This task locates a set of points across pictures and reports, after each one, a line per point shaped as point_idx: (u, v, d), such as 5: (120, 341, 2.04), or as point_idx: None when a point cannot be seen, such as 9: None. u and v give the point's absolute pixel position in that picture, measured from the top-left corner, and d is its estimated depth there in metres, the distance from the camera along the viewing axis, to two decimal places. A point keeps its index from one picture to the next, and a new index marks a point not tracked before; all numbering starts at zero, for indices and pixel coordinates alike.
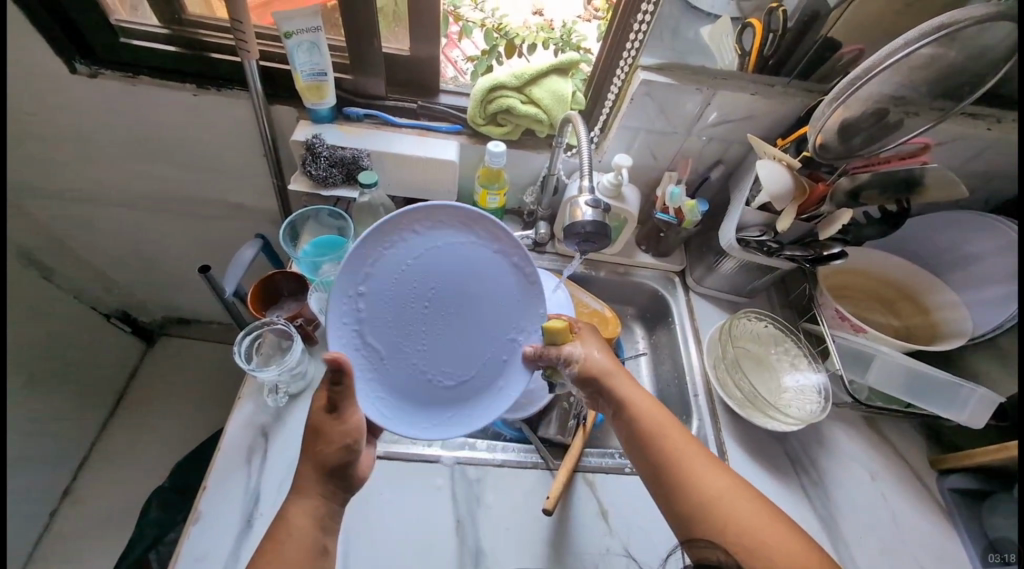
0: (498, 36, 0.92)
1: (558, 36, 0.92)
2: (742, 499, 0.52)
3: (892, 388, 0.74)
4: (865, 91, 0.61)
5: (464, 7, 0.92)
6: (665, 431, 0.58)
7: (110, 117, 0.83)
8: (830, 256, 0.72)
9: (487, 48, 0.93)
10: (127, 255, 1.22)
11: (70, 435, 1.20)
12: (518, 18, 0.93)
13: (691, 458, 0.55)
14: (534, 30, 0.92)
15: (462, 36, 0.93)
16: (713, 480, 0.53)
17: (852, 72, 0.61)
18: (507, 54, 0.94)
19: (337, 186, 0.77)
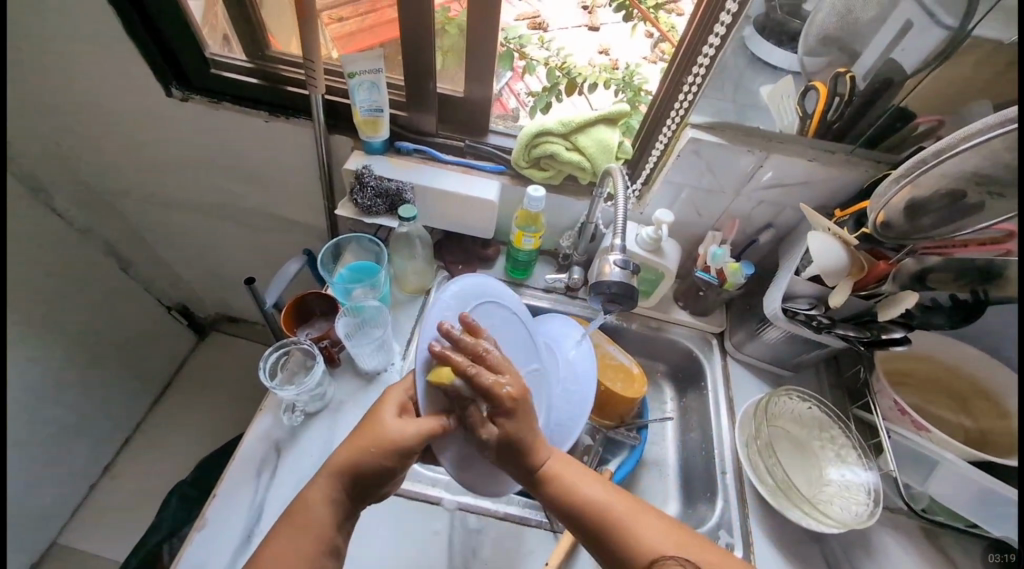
0: (560, 75, 0.94)
1: (620, 77, 0.94)
2: (672, 537, 0.51)
3: (953, 501, 0.65)
4: (937, 170, 0.56)
5: (530, 46, 0.96)
6: (569, 471, 0.54)
7: (194, 135, 0.92)
8: (891, 341, 0.65)
9: (548, 85, 0.96)
10: (193, 255, 1.32)
11: (118, 415, 1.29)
12: (583, 57, 0.97)
13: (598, 492, 0.54)
14: (597, 70, 0.94)
15: (526, 71, 0.96)
16: (642, 525, 0.51)
17: (924, 150, 0.57)
18: (568, 91, 0.95)
19: (379, 215, 0.81)
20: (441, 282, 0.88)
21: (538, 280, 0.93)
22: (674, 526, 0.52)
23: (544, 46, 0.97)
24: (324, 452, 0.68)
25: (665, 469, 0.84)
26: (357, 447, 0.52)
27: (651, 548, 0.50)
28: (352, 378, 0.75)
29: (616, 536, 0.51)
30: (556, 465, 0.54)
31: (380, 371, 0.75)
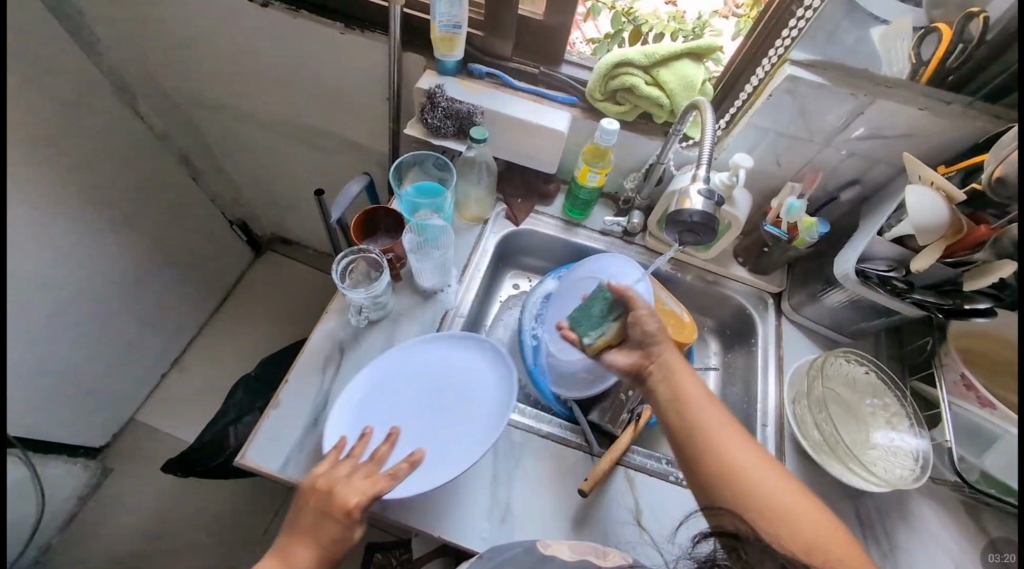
0: (625, 20, 0.88)
1: (690, 28, 0.86)
2: (757, 460, 0.54)
3: (1008, 477, 0.62)
4: None
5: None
6: (689, 378, 0.62)
7: (268, 45, 0.93)
8: (973, 311, 0.62)
9: (611, 32, 0.90)
10: (256, 173, 1.37)
11: (186, 316, 1.41)
12: (650, 4, 0.89)
13: (718, 419, 0.58)
14: (665, 18, 0.87)
15: (589, 15, 0.93)
16: (729, 435, 0.56)
17: None
18: (631, 41, 0.89)
19: (447, 137, 0.81)
20: (499, 214, 0.90)
21: (596, 221, 0.92)
22: (762, 453, 0.55)
23: None
24: (384, 355, 0.73)
25: None
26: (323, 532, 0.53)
27: (733, 458, 0.54)
28: (412, 294, 0.79)
29: (703, 434, 0.56)
30: (670, 357, 0.63)
31: (438, 290, 0.79)
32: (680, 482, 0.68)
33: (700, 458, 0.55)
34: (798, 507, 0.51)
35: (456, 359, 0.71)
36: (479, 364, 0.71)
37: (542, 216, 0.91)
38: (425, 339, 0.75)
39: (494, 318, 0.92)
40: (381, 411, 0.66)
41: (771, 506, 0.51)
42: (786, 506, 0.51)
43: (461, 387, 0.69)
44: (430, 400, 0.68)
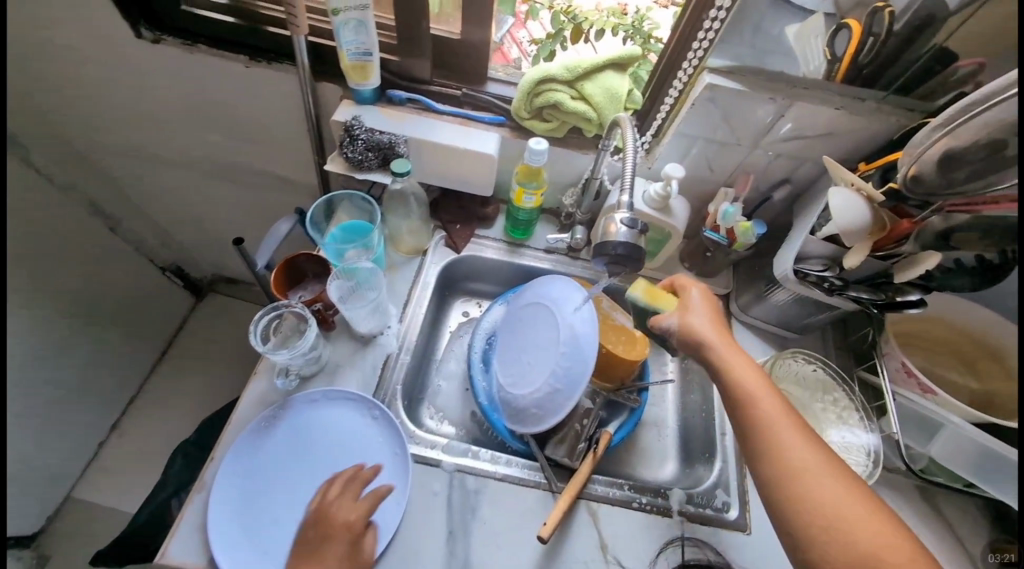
0: (565, 19, 0.85)
1: (629, 22, 0.84)
2: (822, 461, 0.49)
3: (955, 464, 0.64)
4: (978, 122, 0.51)
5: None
6: (748, 374, 0.57)
7: (168, 84, 0.86)
8: (905, 303, 0.62)
9: (553, 32, 0.87)
10: (183, 214, 1.28)
11: (120, 375, 1.30)
12: (589, 0, 0.87)
13: (782, 419, 0.52)
14: (604, 14, 0.84)
15: (529, 16, 0.90)
16: (790, 433, 0.51)
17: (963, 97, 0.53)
18: (574, 38, 0.86)
19: (372, 170, 0.76)
20: (438, 243, 0.86)
21: (539, 240, 0.90)
22: (830, 457, 0.49)
23: None
24: (321, 414, 0.67)
25: (664, 429, 0.84)
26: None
27: (794, 459, 0.49)
28: (349, 341, 0.74)
29: (759, 433, 0.52)
30: (727, 354, 0.59)
31: (376, 334, 0.75)
32: (645, 508, 0.67)
33: (757, 460, 0.51)
34: (862, 516, 0.45)
35: (349, 422, 0.67)
36: (369, 425, 0.67)
37: (484, 240, 0.88)
38: (367, 388, 0.71)
39: (445, 350, 0.89)
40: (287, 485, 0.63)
41: (826, 506, 0.46)
42: (849, 513, 0.45)
43: (348, 453, 0.66)
44: (335, 469, 0.65)
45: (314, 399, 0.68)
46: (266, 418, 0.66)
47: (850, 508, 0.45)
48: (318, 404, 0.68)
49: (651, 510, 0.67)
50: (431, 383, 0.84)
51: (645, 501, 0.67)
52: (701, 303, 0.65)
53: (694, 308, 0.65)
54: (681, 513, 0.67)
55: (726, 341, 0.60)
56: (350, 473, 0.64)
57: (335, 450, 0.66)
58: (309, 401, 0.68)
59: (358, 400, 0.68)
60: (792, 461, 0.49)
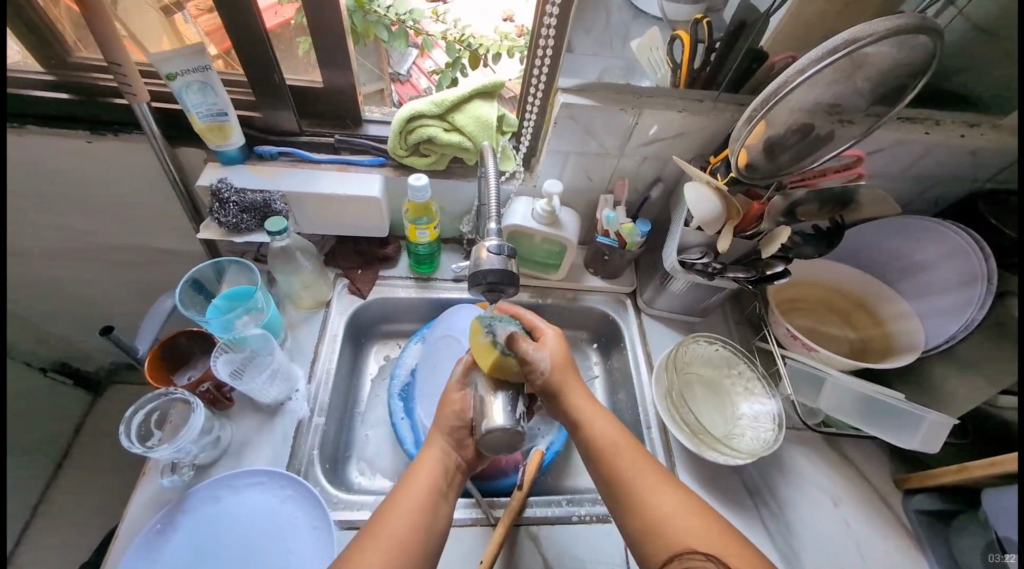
0: (461, 48, 0.91)
1: (522, 44, 0.87)
2: (688, 508, 0.51)
3: (845, 415, 0.70)
4: (780, 109, 0.58)
5: (425, 21, 0.91)
6: (607, 426, 0.58)
7: (1, 169, 0.76)
8: (773, 276, 0.68)
9: (451, 61, 0.93)
10: (58, 309, 1.13)
11: (10, 498, 1.09)
12: (487, 26, 0.91)
13: (648, 474, 0.54)
14: (497, 39, 0.88)
15: (426, 49, 0.94)
16: (655, 487, 0.53)
17: (766, 90, 0.56)
18: (473, 64, 0.92)
19: (251, 232, 0.72)
20: (341, 291, 0.83)
21: (446, 270, 0.89)
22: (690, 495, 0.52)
23: (440, 18, 0.92)
24: (230, 501, 0.62)
25: None
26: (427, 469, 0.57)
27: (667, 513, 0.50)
28: (252, 414, 0.69)
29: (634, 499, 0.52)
30: (591, 413, 0.59)
31: (284, 400, 0.70)
32: (584, 519, 0.67)
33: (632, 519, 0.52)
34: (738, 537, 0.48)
35: (265, 501, 0.62)
36: (281, 502, 0.62)
37: (392, 279, 0.86)
38: (278, 462, 0.66)
39: (368, 398, 0.84)
40: None
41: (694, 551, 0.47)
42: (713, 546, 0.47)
43: (259, 536, 0.60)
44: (251, 555, 0.59)
45: (217, 494, 0.62)
46: (158, 524, 0.59)
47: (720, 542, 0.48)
48: (219, 500, 0.62)
49: (590, 520, 0.67)
50: (357, 436, 0.79)
51: (584, 512, 0.68)
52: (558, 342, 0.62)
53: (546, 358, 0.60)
54: None
55: (586, 394, 0.60)
56: (267, 557, 0.59)
57: (250, 534, 0.60)
58: (210, 498, 0.61)
59: (266, 479, 0.63)
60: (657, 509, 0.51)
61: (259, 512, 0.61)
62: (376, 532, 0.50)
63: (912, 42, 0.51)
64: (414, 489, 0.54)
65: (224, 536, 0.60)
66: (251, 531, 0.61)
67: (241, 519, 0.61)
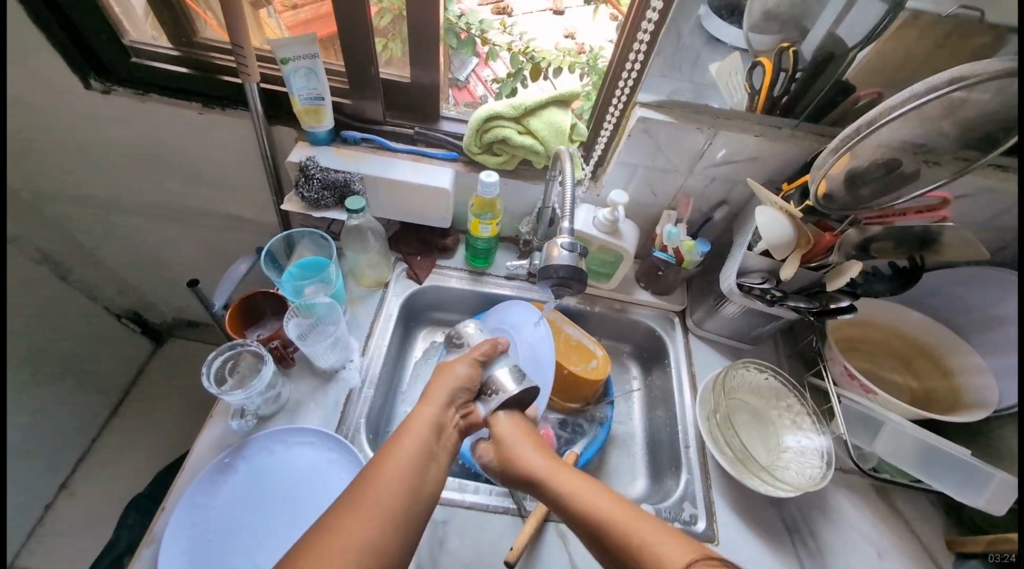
0: (524, 60, 0.92)
1: (585, 61, 0.90)
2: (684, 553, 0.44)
3: (900, 461, 0.68)
4: (871, 140, 0.58)
5: (492, 31, 0.94)
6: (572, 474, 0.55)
7: (122, 130, 0.86)
8: (837, 310, 0.67)
9: (513, 71, 0.94)
10: (139, 262, 1.24)
11: (74, 429, 1.19)
12: (548, 41, 0.96)
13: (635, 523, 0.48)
14: (560, 54, 0.91)
15: (490, 57, 0.96)
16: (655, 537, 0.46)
17: (859, 119, 0.57)
18: (534, 77, 0.93)
19: (329, 208, 0.77)
20: (400, 274, 0.87)
21: (500, 267, 0.91)
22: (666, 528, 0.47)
23: (507, 30, 0.97)
24: (284, 454, 0.66)
25: (632, 445, 0.86)
26: (403, 440, 0.52)
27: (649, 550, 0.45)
28: (310, 378, 0.73)
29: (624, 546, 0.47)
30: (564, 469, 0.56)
31: (338, 369, 0.74)
32: None
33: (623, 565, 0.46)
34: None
35: (315, 460, 0.66)
36: (326, 464, 0.65)
37: (446, 270, 0.90)
38: (329, 425, 0.70)
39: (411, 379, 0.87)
40: (242, 524, 0.60)
41: None
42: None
43: (304, 492, 0.64)
44: (297, 508, 0.62)
45: (271, 447, 0.66)
46: (220, 463, 0.63)
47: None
48: (275, 452, 0.66)
49: None
50: (397, 412, 0.82)
51: None
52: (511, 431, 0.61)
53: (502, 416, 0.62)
54: None
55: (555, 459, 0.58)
56: (310, 514, 0.62)
57: (297, 489, 0.64)
58: (266, 449, 0.65)
59: (317, 439, 0.67)
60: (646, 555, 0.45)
61: (308, 470, 0.65)
62: (362, 491, 0.47)
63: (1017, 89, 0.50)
64: (399, 450, 0.51)
65: (275, 486, 0.64)
66: (300, 486, 0.64)
67: (292, 474, 0.64)
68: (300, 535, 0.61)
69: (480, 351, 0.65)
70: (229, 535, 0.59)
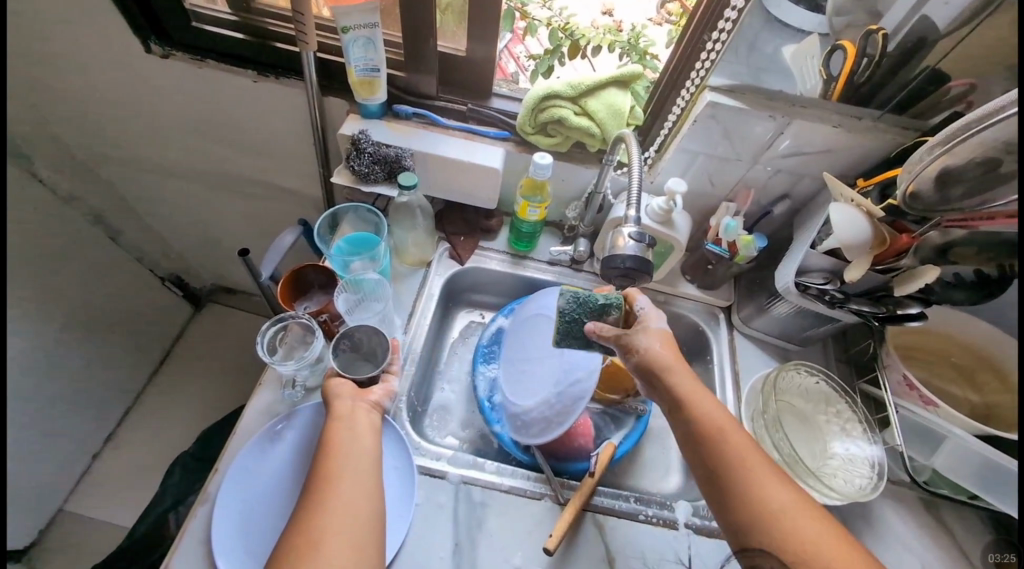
0: (563, 36, 0.89)
1: (625, 39, 0.89)
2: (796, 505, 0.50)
3: (958, 476, 0.65)
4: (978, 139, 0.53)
5: (532, 6, 0.91)
6: (696, 394, 0.57)
7: (177, 96, 0.86)
8: (905, 317, 0.63)
9: (551, 48, 0.91)
10: (185, 228, 1.27)
11: (121, 383, 1.25)
12: (586, 18, 0.92)
13: (750, 457, 0.53)
14: (600, 32, 0.89)
15: (528, 33, 0.92)
16: (771, 481, 0.51)
17: (966, 116, 0.54)
18: (571, 55, 0.90)
19: (377, 182, 0.77)
20: (442, 253, 0.86)
21: (543, 252, 0.90)
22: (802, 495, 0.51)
23: (547, 5, 0.92)
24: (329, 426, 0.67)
25: (668, 438, 0.84)
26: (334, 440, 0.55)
27: (777, 505, 0.49)
28: None
29: (730, 484, 0.52)
30: (693, 395, 0.57)
31: None
32: (651, 521, 0.66)
33: (737, 502, 0.51)
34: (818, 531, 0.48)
35: None
36: None
37: (488, 251, 0.89)
38: None
39: (449, 358, 0.88)
40: (289, 493, 0.62)
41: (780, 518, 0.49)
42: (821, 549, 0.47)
43: None
44: None
45: (317, 419, 0.67)
46: (270, 431, 0.65)
47: (806, 525, 0.48)
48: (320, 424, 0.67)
49: (657, 522, 0.66)
50: (436, 389, 0.83)
51: (651, 514, 0.67)
52: (658, 349, 0.60)
53: (646, 336, 0.61)
54: (687, 525, 0.66)
55: (682, 369, 0.59)
56: None
57: None
58: (312, 420, 0.66)
59: None
60: (761, 495, 0.50)
61: None
62: (326, 486, 0.50)
63: None
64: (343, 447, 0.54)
65: None
66: None
67: None
68: None
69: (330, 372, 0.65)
70: (280, 502, 0.61)
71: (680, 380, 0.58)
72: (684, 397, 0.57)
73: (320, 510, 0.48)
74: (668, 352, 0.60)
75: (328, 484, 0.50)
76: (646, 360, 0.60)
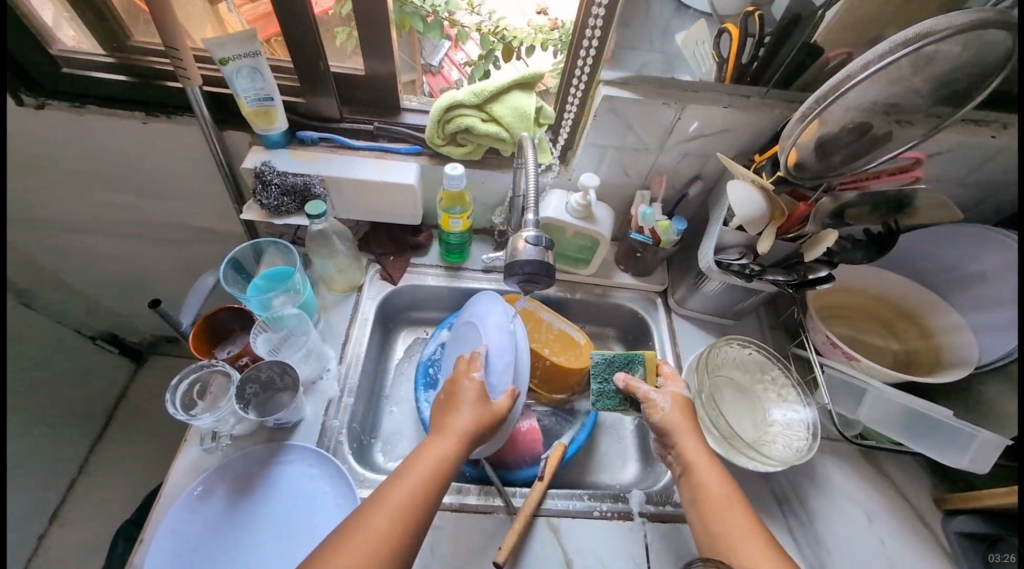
0: (495, 40, 0.91)
1: (557, 38, 0.87)
2: None
3: (884, 427, 0.68)
4: (840, 107, 0.55)
5: (460, 12, 0.89)
6: (702, 462, 0.59)
7: (63, 146, 0.81)
8: (816, 280, 0.65)
9: (484, 52, 0.93)
10: (107, 282, 1.20)
11: (60, 456, 1.16)
12: (519, 18, 0.90)
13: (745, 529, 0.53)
14: (531, 32, 0.89)
15: (460, 41, 0.93)
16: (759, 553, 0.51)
17: (814, 94, 0.56)
18: (506, 57, 0.92)
19: (290, 214, 0.75)
20: (373, 276, 0.85)
21: (476, 261, 0.89)
22: None
23: (474, 9, 0.90)
24: (262, 474, 0.64)
25: (623, 428, 0.85)
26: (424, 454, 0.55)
27: None
28: None
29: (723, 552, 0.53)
30: (696, 461, 0.59)
31: (315, 380, 0.72)
32: (605, 516, 0.67)
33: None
34: None
35: (296, 477, 0.64)
36: (309, 479, 0.64)
37: (422, 267, 0.87)
38: (308, 439, 0.68)
39: (394, 381, 0.86)
40: (222, 550, 0.59)
41: None
42: None
43: (288, 510, 0.62)
44: (281, 527, 0.61)
45: (250, 470, 0.64)
46: (197, 490, 0.61)
47: None
48: (254, 474, 0.64)
49: (612, 515, 0.67)
50: (383, 414, 0.81)
51: (605, 509, 0.67)
52: (673, 412, 0.64)
53: (669, 399, 0.65)
54: (641, 514, 0.67)
55: (691, 432, 0.62)
56: (294, 532, 0.61)
57: (281, 508, 0.62)
58: (244, 472, 0.64)
59: (295, 456, 0.65)
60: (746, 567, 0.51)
61: (291, 488, 0.64)
62: (383, 498, 0.51)
63: (982, 39, 0.49)
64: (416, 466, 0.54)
65: (257, 508, 0.62)
66: (284, 507, 0.62)
67: (271, 493, 0.63)
68: (284, 554, 0.59)
69: (468, 364, 0.65)
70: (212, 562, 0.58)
71: (689, 444, 0.61)
72: (689, 464, 0.59)
73: (385, 491, 0.52)
74: (685, 420, 0.63)
75: (383, 497, 0.51)
76: (663, 425, 0.63)
